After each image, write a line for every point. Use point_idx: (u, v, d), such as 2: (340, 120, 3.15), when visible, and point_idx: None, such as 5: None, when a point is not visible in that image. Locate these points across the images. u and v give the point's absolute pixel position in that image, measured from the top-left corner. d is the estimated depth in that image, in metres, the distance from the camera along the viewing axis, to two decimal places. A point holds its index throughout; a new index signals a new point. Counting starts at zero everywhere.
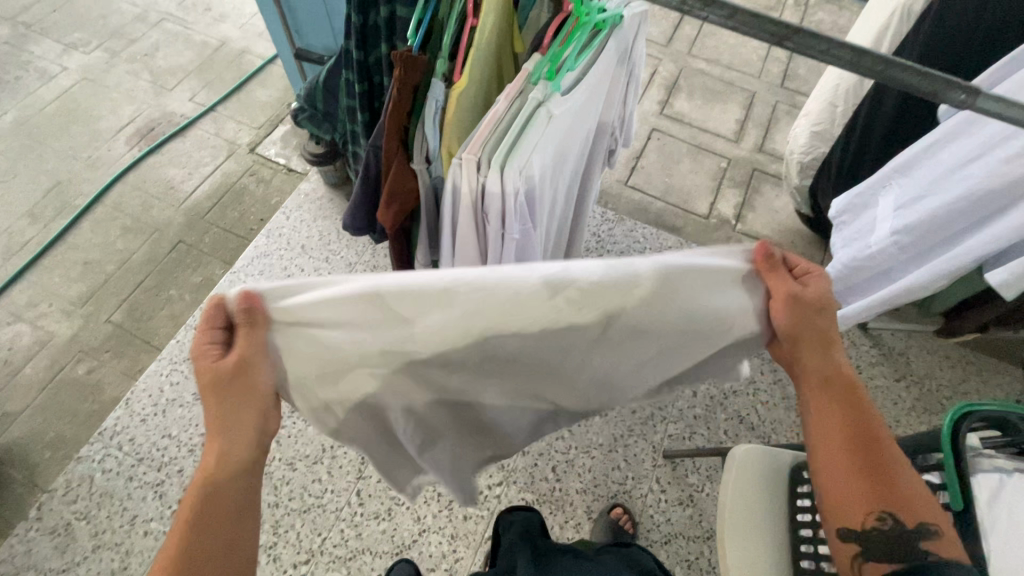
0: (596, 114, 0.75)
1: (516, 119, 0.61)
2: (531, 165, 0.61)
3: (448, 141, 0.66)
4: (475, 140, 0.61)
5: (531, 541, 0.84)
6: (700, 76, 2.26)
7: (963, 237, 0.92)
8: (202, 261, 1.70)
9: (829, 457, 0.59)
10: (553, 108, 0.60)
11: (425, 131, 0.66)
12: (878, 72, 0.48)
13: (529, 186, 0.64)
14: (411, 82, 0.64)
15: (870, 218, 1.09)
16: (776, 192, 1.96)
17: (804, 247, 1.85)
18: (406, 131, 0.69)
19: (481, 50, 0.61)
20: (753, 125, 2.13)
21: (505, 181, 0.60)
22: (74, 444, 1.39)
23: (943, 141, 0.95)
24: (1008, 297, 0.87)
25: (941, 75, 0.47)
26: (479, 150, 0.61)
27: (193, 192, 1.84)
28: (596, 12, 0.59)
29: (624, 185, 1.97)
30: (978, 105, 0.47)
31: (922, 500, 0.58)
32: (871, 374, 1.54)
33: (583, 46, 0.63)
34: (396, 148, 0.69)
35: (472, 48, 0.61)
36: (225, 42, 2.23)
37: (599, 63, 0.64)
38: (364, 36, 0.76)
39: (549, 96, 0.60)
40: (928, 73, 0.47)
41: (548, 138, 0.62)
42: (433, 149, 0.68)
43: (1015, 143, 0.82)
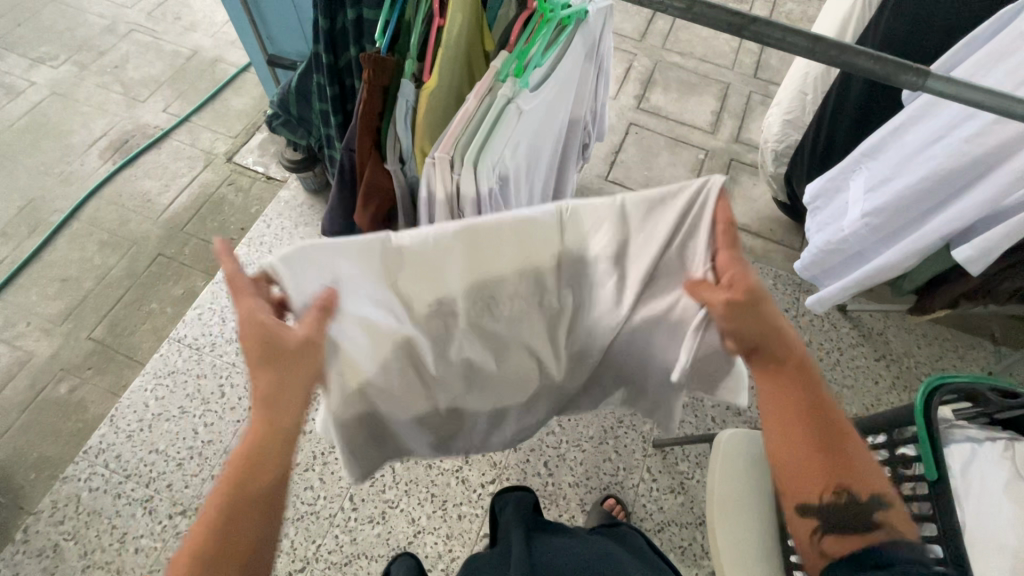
0: (567, 108, 0.76)
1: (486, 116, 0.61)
2: (502, 162, 0.61)
3: (421, 142, 0.66)
4: (447, 138, 0.61)
5: (526, 520, 0.84)
6: (674, 70, 2.29)
7: (930, 216, 0.95)
8: (183, 273, 1.68)
9: (784, 438, 0.63)
10: (522, 105, 0.60)
11: (397, 131, 0.67)
12: (832, 58, 0.49)
13: (503, 182, 0.65)
14: (380, 83, 0.64)
15: (842, 202, 1.13)
16: (753, 180, 2.00)
17: (783, 233, 1.89)
18: (378, 133, 0.69)
19: (448, 50, 0.62)
20: (729, 116, 2.16)
21: (478, 178, 0.61)
22: (59, 465, 1.37)
23: (907, 124, 0.98)
24: (973, 272, 0.89)
25: (891, 58, 0.49)
26: (453, 146, 0.61)
27: (171, 203, 1.82)
28: (559, 9, 0.60)
29: (604, 180, 1.99)
30: (928, 86, 0.49)
31: (872, 472, 0.63)
32: (851, 354, 1.58)
33: (549, 43, 0.63)
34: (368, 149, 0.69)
35: (439, 48, 0.62)
36: (197, 51, 2.20)
37: (566, 59, 0.64)
38: (333, 39, 0.76)
39: (518, 93, 0.59)
40: (878, 57, 0.49)
41: (518, 133, 0.62)
42: (406, 150, 0.68)
43: (974, 123, 0.85)
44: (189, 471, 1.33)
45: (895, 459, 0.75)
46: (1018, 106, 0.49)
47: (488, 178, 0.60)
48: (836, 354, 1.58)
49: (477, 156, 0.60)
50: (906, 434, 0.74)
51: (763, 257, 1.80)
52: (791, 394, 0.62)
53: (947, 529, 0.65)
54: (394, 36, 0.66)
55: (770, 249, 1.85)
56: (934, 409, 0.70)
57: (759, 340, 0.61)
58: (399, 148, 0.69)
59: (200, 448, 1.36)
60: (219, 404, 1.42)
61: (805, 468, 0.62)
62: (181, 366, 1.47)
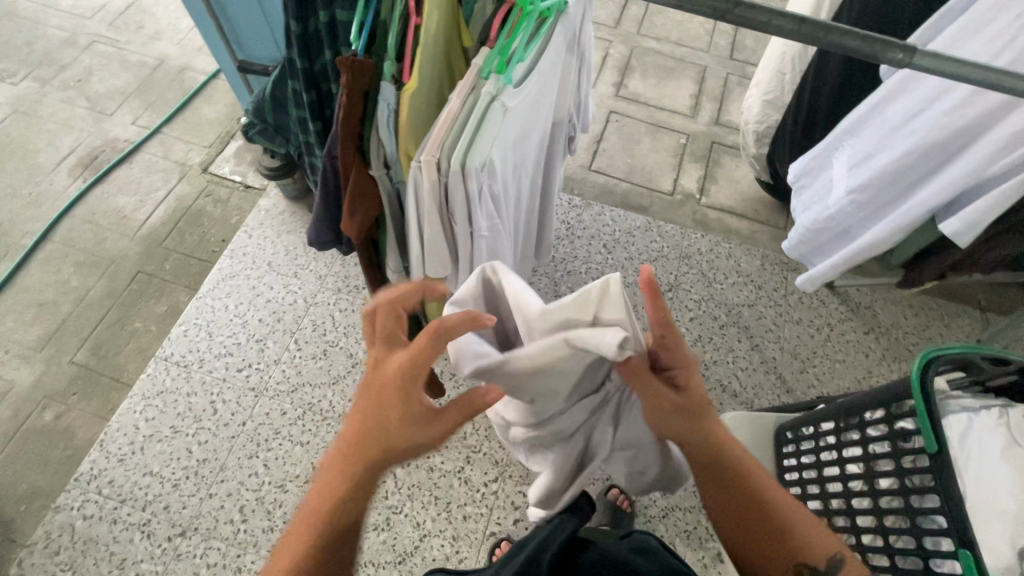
0: (551, 103, 0.75)
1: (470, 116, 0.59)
2: (491, 161, 0.60)
3: (405, 144, 0.64)
4: (433, 140, 0.59)
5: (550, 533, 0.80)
6: (651, 55, 2.28)
7: (914, 190, 0.96)
8: (165, 290, 1.64)
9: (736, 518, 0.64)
10: (506, 102, 0.58)
11: (380, 136, 0.64)
12: (820, 39, 0.49)
13: (491, 183, 0.63)
14: (360, 87, 0.62)
15: (826, 180, 1.13)
16: (735, 162, 2.01)
17: (768, 213, 1.90)
18: (360, 139, 0.67)
19: (428, 49, 0.60)
20: (708, 99, 2.17)
21: (467, 180, 0.59)
22: (50, 494, 1.33)
23: (886, 100, 0.99)
24: (962, 244, 0.90)
25: (878, 37, 0.48)
26: (438, 147, 0.59)
27: (147, 219, 1.77)
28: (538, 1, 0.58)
29: (588, 170, 1.98)
30: (916, 63, 0.49)
31: (816, 534, 0.64)
32: (841, 330, 1.60)
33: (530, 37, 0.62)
34: (352, 155, 0.66)
35: (419, 47, 0.60)
36: (164, 60, 2.14)
37: (548, 52, 0.63)
38: (306, 43, 0.74)
39: (501, 90, 0.58)
40: (866, 36, 0.48)
41: (504, 131, 0.61)
42: (390, 154, 0.66)
43: (953, 96, 0.86)
44: (186, 491, 1.31)
45: (893, 433, 0.76)
46: (1003, 79, 0.49)
47: (477, 176, 0.59)
48: (826, 330, 1.60)
49: (464, 157, 0.59)
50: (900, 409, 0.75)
51: (750, 238, 1.81)
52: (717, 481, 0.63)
53: (947, 499, 0.65)
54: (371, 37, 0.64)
55: (756, 229, 1.86)
56: (930, 382, 0.71)
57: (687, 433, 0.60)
58: (383, 153, 0.67)
59: (195, 467, 1.33)
60: (212, 421, 1.39)
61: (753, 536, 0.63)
62: (170, 385, 1.44)
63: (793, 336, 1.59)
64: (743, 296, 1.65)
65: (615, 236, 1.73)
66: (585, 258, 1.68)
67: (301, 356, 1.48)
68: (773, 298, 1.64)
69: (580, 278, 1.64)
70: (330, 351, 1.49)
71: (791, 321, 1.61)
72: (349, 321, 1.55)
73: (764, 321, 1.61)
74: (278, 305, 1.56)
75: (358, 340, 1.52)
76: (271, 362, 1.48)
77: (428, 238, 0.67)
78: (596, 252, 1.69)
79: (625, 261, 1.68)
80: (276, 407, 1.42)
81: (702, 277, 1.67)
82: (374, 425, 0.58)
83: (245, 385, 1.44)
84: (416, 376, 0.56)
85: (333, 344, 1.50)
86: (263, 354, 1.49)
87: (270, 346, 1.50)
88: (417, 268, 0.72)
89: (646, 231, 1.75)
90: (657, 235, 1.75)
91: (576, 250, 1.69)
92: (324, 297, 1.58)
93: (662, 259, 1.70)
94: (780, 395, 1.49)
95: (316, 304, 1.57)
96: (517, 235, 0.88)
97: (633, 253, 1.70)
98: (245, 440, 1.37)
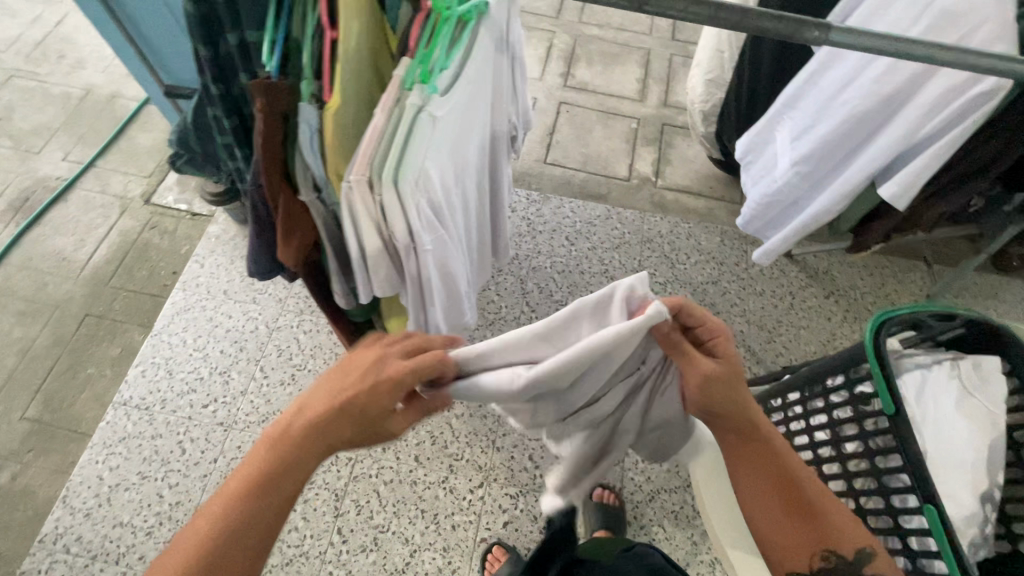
0: (485, 104, 0.73)
1: (398, 129, 0.57)
2: (425, 174, 0.58)
3: (333, 165, 0.62)
4: (361, 157, 0.57)
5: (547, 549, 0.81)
6: (594, 43, 2.29)
7: (853, 157, 0.98)
8: (118, 330, 1.57)
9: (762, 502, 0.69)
10: (434, 111, 0.56)
11: (304, 158, 0.61)
12: (737, 23, 0.48)
13: (430, 196, 0.62)
14: (278, 109, 0.59)
15: (772, 154, 1.15)
16: (686, 142, 2.03)
17: (723, 189, 1.93)
18: (286, 163, 0.64)
19: (346, 63, 0.58)
20: (654, 81, 2.18)
21: (402, 197, 0.58)
22: (14, 560, 1.26)
23: (820, 71, 1.01)
24: (900, 207, 0.92)
25: (793, 17, 0.48)
26: (367, 164, 0.57)
27: (90, 258, 1.69)
28: (455, 5, 0.57)
29: (544, 163, 1.97)
30: (832, 39, 0.49)
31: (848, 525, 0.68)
32: (803, 296, 1.64)
33: (453, 43, 0.60)
34: (278, 181, 0.63)
35: (337, 60, 0.57)
36: (90, 90, 2.04)
37: (474, 55, 0.61)
38: (219, 67, 0.71)
39: (428, 100, 0.56)
40: (781, 18, 0.48)
41: (436, 142, 0.59)
42: (319, 176, 0.62)
43: (880, 63, 0.88)
44: (161, 538, 1.26)
45: (853, 398, 0.77)
46: (915, 48, 0.50)
47: (410, 187, 0.57)
48: (789, 299, 1.64)
49: (396, 173, 0.57)
50: (856, 374, 0.77)
51: (708, 216, 1.84)
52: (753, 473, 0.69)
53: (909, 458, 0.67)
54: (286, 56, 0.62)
55: (713, 206, 1.89)
56: (883, 345, 0.73)
57: (720, 410, 0.64)
58: (311, 176, 0.63)
59: (169, 512, 1.28)
60: (181, 461, 1.34)
61: (788, 532, 0.69)
62: (132, 430, 1.38)
63: (758, 308, 1.62)
64: (706, 274, 1.67)
65: (575, 226, 1.73)
66: (549, 252, 1.68)
67: (268, 383, 1.44)
68: (735, 273, 1.67)
69: (546, 272, 1.64)
70: (298, 375, 1.46)
71: (755, 293, 1.65)
72: (315, 342, 1.51)
73: (729, 296, 1.64)
74: (239, 333, 1.51)
75: (326, 360, 1.48)
76: (238, 393, 1.43)
77: (370, 263, 0.64)
78: (559, 245, 1.69)
79: (588, 251, 1.68)
80: (248, 438, 1.37)
81: (665, 259, 1.69)
82: (330, 419, 0.57)
83: (212, 420, 1.39)
84: (394, 381, 0.58)
85: (301, 367, 1.47)
86: (228, 386, 1.44)
87: (235, 376, 1.45)
88: (366, 293, 0.69)
89: (606, 219, 1.76)
90: (617, 222, 1.75)
91: (539, 245, 1.68)
92: (286, 320, 1.54)
93: (625, 245, 1.70)
94: (751, 367, 1.52)
95: (279, 328, 1.52)
96: (468, 240, 0.86)
97: (595, 242, 1.71)
98: (218, 477, 1.32)
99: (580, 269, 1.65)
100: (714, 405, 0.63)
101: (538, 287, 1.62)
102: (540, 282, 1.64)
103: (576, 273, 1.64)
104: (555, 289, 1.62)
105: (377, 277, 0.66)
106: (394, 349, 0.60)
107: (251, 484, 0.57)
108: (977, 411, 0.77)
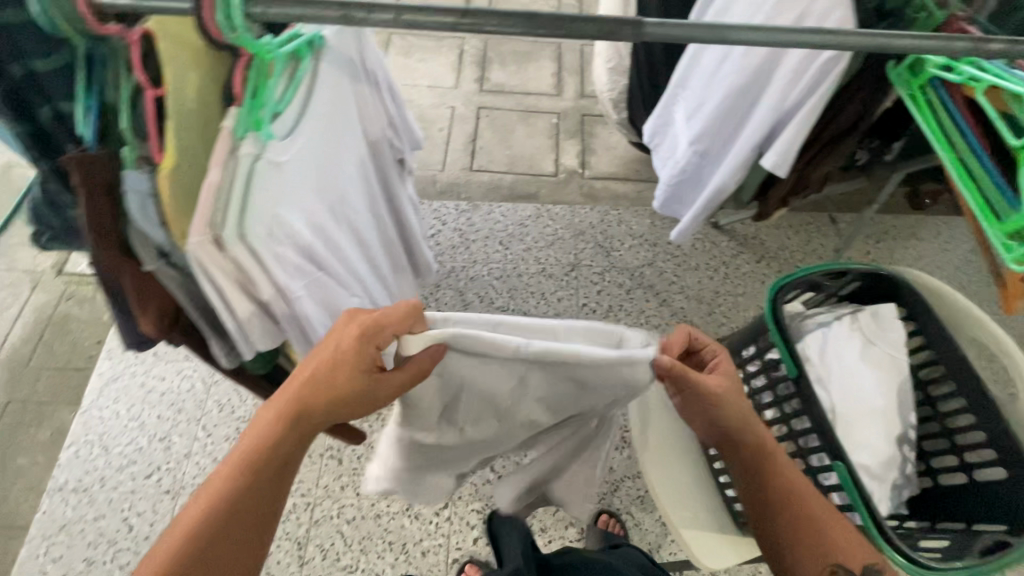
0: (355, 136, 0.72)
1: (238, 184, 0.53)
2: (276, 220, 0.56)
3: (176, 226, 0.57)
4: (200, 217, 0.52)
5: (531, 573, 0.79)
6: (505, 43, 2.29)
7: (740, 128, 1.00)
8: (45, 412, 1.48)
9: (771, 519, 0.67)
10: (273, 157, 0.55)
11: (141, 226, 0.58)
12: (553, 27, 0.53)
13: (293, 243, 0.60)
14: (103, 180, 0.58)
15: (674, 134, 1.18)
16: (607, 130, 2.06)
17: (649, 171, 1.96)
18: (123, 234, 0.62)
19: (176, 120, 0.55)
20: (569, 74, 2.20)
21: (255, 252, 0.55)
22: None
23: (700, 50, 1.04)
24: (783, 173, 0.91)
25: (604, 19, 0.53)
26: (216, 219, 0.52)
27: (5, 341, 1.59)
28: (277, 47, 0.56)
29: (470, 171, 1.96)
30: (647, 31, 0.54)
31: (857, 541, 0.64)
32: (736, 264, 1.68)
33: (286, 84, 0.60)
34: (117, 254, 0.62)
35: (165, 120, 0.55)
36: None
37: (310, 95, 0.61)
38: (39, 141, 0.73)
39: (265, 146, 0.55)
40: (593, 20, 0.53)
41: (285, 186, 0.58)
42: (161, 241, 0.60)
43: None
44: None
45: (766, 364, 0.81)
46: (722, 32, 0.53)
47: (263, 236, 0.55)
48: (723, 269, 1.68)
49: (243, 228, 0.54)
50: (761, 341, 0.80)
51: (637, 200, 1.87)
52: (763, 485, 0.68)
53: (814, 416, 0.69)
54: (104, 121, 0.61)
55: (641, 189, 1.92)
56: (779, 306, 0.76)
57: (724, 428, 0.66)
58: (152, 242, 0.61)
59: None
60: (130, 539, 1.28)
61: (795, 548, 0.65)
62: (72, 515, 1.30)
63: (695, 283, 1.65)
64: (642, 257, 1.70)
65: (508, 230, 1.72)
66: (485, 259, 1.67)
67: (213, 441, 1.39)
68: (669, 251, 1.70)
69: (484, 281, 1.63)
70: (244, 426, 1.41)
71: (690, 269, 1.68)
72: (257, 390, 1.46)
73: (666, 275, 1.66)
74: (176, 394, 1.45)
75: None
76: (182, 457, 1.37)
77: (243, 327, 0.60)
78: (493, 252, 1.68)
79: (524, 252, 1.68)
80: None
81: (600, 248, 1.70)
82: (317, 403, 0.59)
83: (158, 489, 1.33)
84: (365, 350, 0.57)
85: (246, 418, 1.42)
86: (171, 451, 1.38)
87: (177, 440, 1.39)
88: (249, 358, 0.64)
89: (538, 218, 1.76)
90: (549, 219, 1.76)
91: (474, 254, 1.67)
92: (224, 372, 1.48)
93: (559, 241, 1.71)
94: None
95: (218, 381, 1.47)
96: (370, 269, 0.84)
97: (530, 242, 1.71)
98: None
99: (518, 272, 1.65)
100: (716, 415, 0.64)
101: (478, 296, 1.61)
102: (480, 291, 1.63)
103: (515, 276, 1.64)
104: (495, 296, 1.61)
105: (255, 334, 0.61)
106: (372, 322, 0.57)
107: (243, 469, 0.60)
108: (881, 357, 0.81)
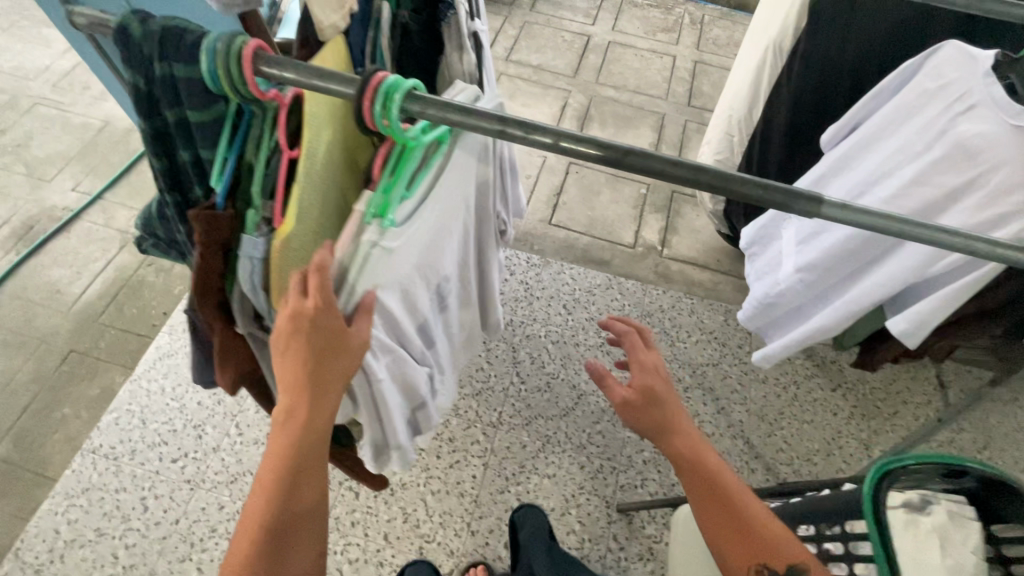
0: (459, 211, 0.67)
1: (351, 263, 0.54)
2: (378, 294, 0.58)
3: (275, 292, 0.57)
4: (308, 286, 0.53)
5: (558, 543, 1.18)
6: (608, 104, 2.29)
7: (863, 272, 0.92)
8: (100, 370, 1.53)
9: (694, 474, 0.69)
10: (389, 245, 0.54)
11: (243, 288, 0.56)
12: (712, 184, 0.46)
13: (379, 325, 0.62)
14: (218, 240, 0.54)
15: (777, 250, 1.11)
16: (695, 211, 1.98)
17: (731, 263, 1.86)
18: (224, 293, 0.59)
19: (303, 187, 0.54)
20: (666, 147, 2.17)
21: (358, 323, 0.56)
22: None
23: (827, 175, 1.01)
24: (911, 344, 0.84)
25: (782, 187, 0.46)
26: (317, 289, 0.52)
27: (84, 292, 1.66)
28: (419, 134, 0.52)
29: (548, 225, 1.91)
30: (825, 211, 0.46)
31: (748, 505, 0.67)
32: (808, 387, 1.56)
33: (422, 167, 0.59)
34: (212, 313, 0.59)
35: (294, 186, 0.54)
36: (109, 121, 2.05)
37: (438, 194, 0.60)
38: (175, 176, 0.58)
39: (384, 233, 0.54)
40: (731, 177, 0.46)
41: (396, 265, 0.58)
42: (262, 306, 0.58)
43: (887, 186, 0.88)
44: None
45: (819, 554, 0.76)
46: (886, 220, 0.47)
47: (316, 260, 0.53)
48: (793, 389, 1.56)
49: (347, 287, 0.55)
50: (829, 532, 0.76)
51: (713, 291, 1.77)
52: (672, 399, 0.73)
53: None
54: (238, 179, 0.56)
55: (720, 280, 1.82)
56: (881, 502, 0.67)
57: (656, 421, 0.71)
58: (252, 305, 0.58)
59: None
60: (141, 521, 1.28)
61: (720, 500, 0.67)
62: (97, 482, 1.32)
63: (759, 397, 1.54)
64: (707, 355, 1.60)
65: (575, 295, 1.68)
66: (545, 320, 1.63)
67: (242, 441, 1.39)
68: (739, 356, 1.60)
69: (540, 342, 1.58)
70: None
71: (757, 380, 1.57)
72: None
73: (729, 381, 1.56)
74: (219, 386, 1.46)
75: None
76: (210, 450, 1.38)
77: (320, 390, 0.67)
78: (554, 313, 1.64)
79: (586, 322, 1.63)
80: (214, 500, 1.32)
81: (665, 336, 1.63)
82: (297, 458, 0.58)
83: (179, 477, 1.34)
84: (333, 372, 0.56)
85: None
86: (201, 441, 1.39)
87: (209, 432, 1.40)
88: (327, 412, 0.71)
89: (607, 289, 1.71)
90: (618, 293, 1.71)
91: (535, 312, 1.64)
92: None
93: (624, 318, 1.65)
94: (749, 463, 1.44)
95: None
96: (439, 332, 0.80)
97: (594, 313, 1.66)
98: (177, 540, 1.27)
99: (576, 341, 1.60)
100: (646, 409, 0.72)
101: (531, 357, 1.56)
102: (533, 351, 1.58)
103: (571, 345, 1.59)
104: (548, 360, 1.56)
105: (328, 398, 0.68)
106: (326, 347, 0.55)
107: (274, 487, 0.58)
108: None
